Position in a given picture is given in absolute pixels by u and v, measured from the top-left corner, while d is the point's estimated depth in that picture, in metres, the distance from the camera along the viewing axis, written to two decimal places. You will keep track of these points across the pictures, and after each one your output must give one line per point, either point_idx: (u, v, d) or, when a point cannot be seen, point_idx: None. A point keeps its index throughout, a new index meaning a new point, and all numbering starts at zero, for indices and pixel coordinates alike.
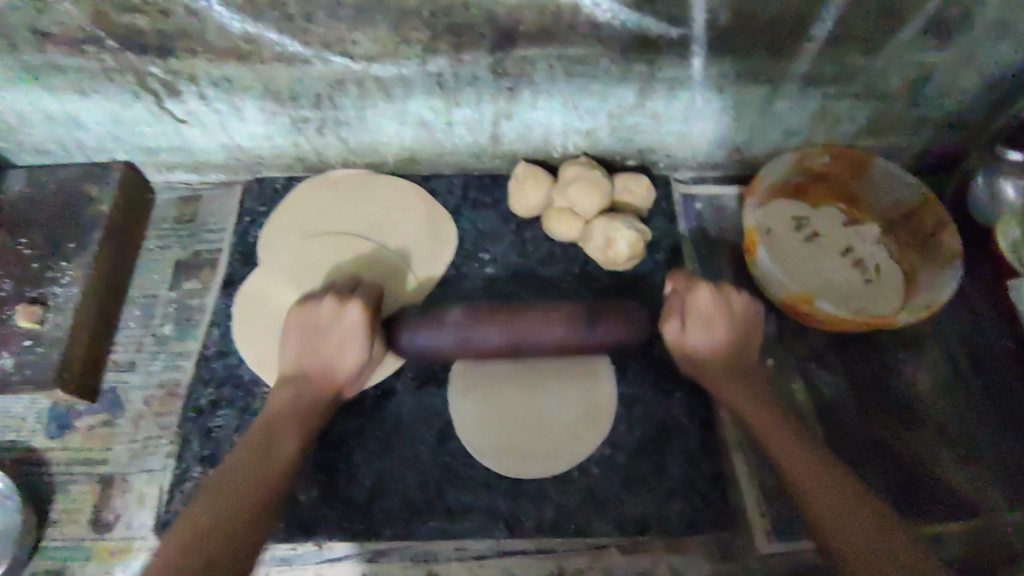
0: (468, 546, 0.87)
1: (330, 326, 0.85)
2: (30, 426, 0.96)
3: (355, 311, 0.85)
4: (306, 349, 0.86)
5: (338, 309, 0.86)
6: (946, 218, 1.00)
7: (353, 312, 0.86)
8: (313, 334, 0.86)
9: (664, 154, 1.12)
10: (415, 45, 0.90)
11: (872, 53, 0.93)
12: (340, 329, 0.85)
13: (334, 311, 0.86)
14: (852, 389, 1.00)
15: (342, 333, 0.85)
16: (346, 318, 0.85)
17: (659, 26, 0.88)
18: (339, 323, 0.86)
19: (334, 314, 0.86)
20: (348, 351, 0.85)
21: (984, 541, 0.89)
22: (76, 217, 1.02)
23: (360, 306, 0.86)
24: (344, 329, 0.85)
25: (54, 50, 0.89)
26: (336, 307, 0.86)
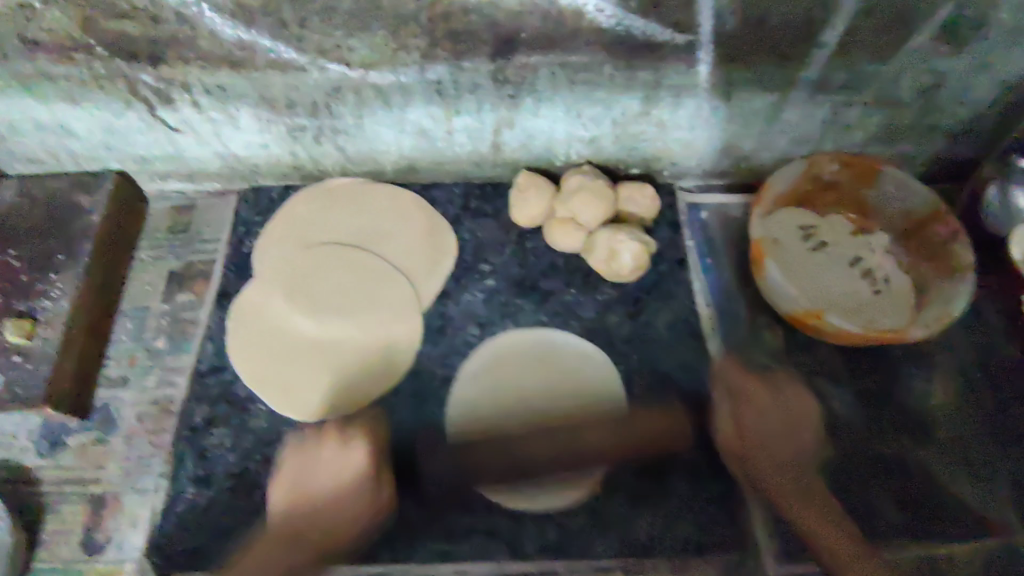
0: (469, 569, 0.84)
1: (330, 464, 0.77)
2: (20, 443, 0.94)
3: (357, 456, 0.76)
4: (302, 477, 0.77)
5: (338, 474, 0.76)
6: (959, 228, 0.98)
7: (356, 455, 0.76)
8: (307, 480, 0.77)
9: (669, 162, 1.10)
10: (414, 52, 0.87)
11: (884, 59, 0.90)
12: (339, 471, 0.76)
13: (337, 453, 0.77)
14: (863, 404, 0.98)
15: (340, 470, 0.76)
16: (348, 461, 0.77)
17: (665, 32, 0.86)
18: (337, 467, 0.76)
19: (335, 476, 0.76)
20: (342, 475, 0.76)
21: (998, 564, 0.87)
22: (67, 228, 1.00)
23: (366, 456, 0.76)
24: (339, 484, 0.76)
25: (42, 58, 0.87)
26: (337, 452, 0.77)
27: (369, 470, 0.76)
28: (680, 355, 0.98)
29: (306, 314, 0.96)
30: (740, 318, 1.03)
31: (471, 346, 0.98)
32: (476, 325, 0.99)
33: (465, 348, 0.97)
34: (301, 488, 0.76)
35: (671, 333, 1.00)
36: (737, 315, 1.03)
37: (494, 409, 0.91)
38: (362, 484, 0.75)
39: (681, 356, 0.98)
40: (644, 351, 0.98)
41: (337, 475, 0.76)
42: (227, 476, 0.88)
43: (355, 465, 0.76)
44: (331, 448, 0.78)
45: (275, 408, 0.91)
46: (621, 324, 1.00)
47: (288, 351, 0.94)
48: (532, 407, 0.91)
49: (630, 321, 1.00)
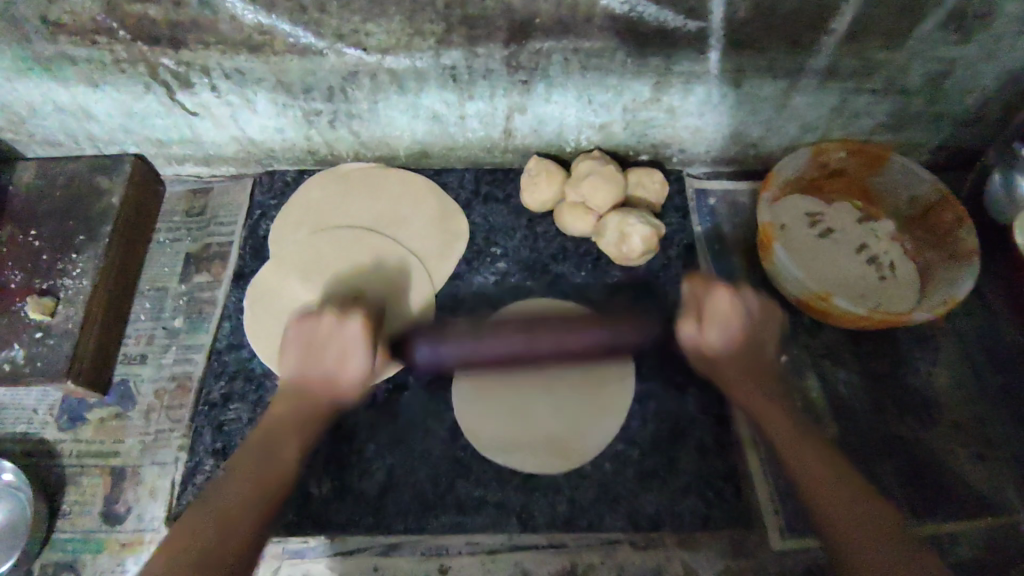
0: (480, 541, 0.86)
1: (330, 340, 0.83)
2: (41, 418, 0.96)
3: (353, 328, 0.82)
4: (304, 361, 0.83)
5: (337, 325, 0.83)
6: (964, 214, 0.99)
7: (355, 326, 0.82)
8: (312, 343, 0.83)
9: (678, 149, 1.11)
10: (430, 37, 0.89)
11: (892, 47, 0.92)
12: (342, 342, 0.82)
13: (337, 324, 0.83)
14: (867, 386, 0.99)
15: (343, 340, 0.82)
16: (347, 333, 0.82)
17: (676, 19, 0.87)
18: (340, 337, 0.82)
19: (340, 358, 0.82)
20: (348, 363, 0.82)
21: (1001, 543, 0.89)
22: (87, 209, 1.02)
23: (362, 322, 0.82)
24: (341, 344, 0.82)
25: (66, 41, 0.89)
26: (337, 319, 0.83)
27: (365, 337, 0.83)
28: None
29: (322, 294, 0.98)
30: None
31: None
32: (487, 307, 1.01)
33: None
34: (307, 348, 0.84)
35: None
36: None
37: (502, 378, 0.92)
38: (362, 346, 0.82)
39: None
40: (653, 333, 1.00)
41: (340, 353, 0.83)
42: None
43: (360, 359, 0.82)
44: (330, 318, 0.83)
45: None
46: (630, 307, 1.01)
47: None
48: (536, 379, 0.92)
49: (638, 303, 1.02)
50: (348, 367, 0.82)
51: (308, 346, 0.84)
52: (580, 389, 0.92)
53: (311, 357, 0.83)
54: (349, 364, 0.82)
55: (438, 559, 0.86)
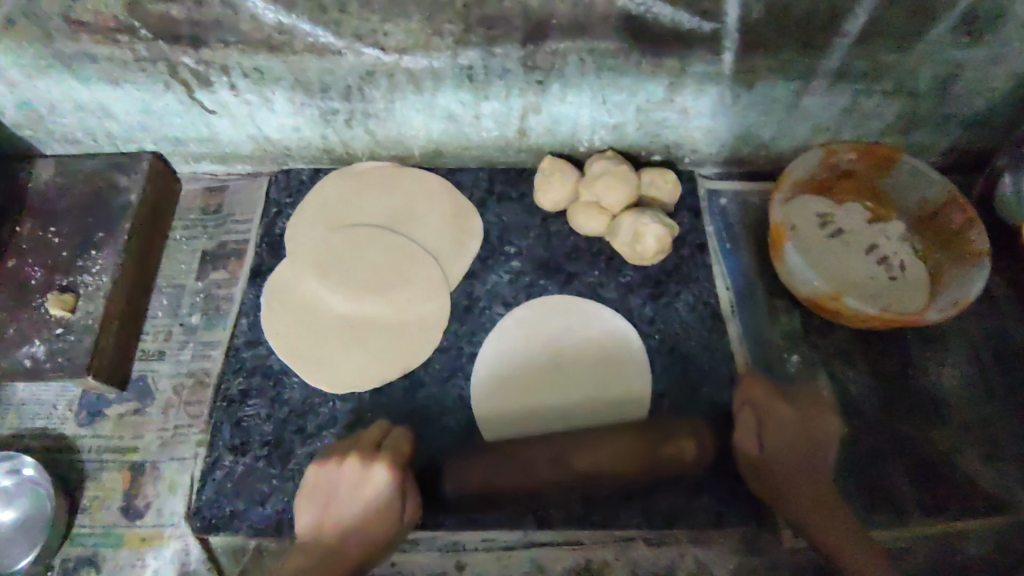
0: (496, 537, 0.88)
1: (356, 486, 0.82)
2: (60, 414, 0.97)
3: (381, 472, 0.82)
4: (329, 502, 0.83)
5: (359, 474, 0.82)
6: (974, 216, 1.00)
7: (381, 480, 0.81)
8: (335, 497, 0.83)
9: (690, 149, 1.12)
10: (448, 38, 0.89)
11: (906, 49, 0.93)
12: (366, 496, 0.81)
13: (359, 471, 0.83)
14: (877, 385, 1.00)
15: (372, 496, 0.81)
16: (374, 481, 0.82)
17: (692, 20, 0.89)
18: (361, 487, 0.82)
19: (356, 482, 0.82)
20: (368, 490, 0.81)
21: (1007, 541, 0.91)
22: (105, 206, 1.03)
23: (389, 467, 0.82)
24: (370, 502, 0.81)
25: (87, 39, 0.90)
26: (361, 470, 0.83)
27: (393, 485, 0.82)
28: (700, 336, 1.01)
29: (338, 292, 0.99)
30: (759, 301, 1.05)
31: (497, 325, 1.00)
32: (501, 305, 1.02)
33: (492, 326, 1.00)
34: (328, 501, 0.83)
35: (692, 315, 1.02)
36: (756, 299, 1.05)
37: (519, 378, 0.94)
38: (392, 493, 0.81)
39: (701, 337, 1.01)
40: (666, 332, 1.00)
41: (351, 496, 0.82)
42: (263, 445, 0.90)
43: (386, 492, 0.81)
44: (353, 466, 0.83)
45: (308, 380, 0.94)
46: (642, 306, 1.02)
47: (321, 327, 0.97)
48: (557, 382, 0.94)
49: (651, 302, 1.03)
50: (371, 497, 0.81)
51: (324, 504, 0.83)
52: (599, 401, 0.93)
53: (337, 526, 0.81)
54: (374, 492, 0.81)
55: (454, 555, 0.87)
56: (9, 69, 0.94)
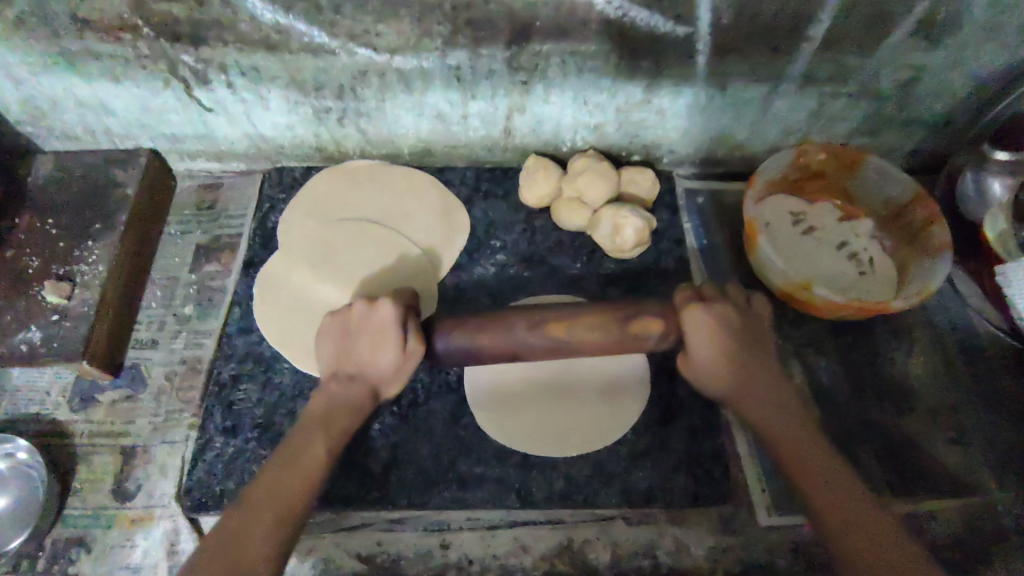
0: (480, 517, 0.91)
1: (364, 323, 0.81)
2: (53, 399, 0.99)
3: (386, 309, 0.80)
4: (342, 345, 0.83)
5: (369, 310, 0.82)
6: (936, 212, 1.05)
7: (386, 308, 0.80)
8: (351, 331, 0.82)
9: (668, 150, 1.17)
10: (437, 38, 0.94)
11: (867, 54, 0.99)
12: (373, 326, 0.81)
13: (367, 312, 0.81)
14: (848, 374, 1.04)
15: (379, 334, 0.80)
16: (377, 317, 0.81)
17: (667, 24, 0.93)
18: (370, 326, 0.81)
19: (365, 313, 0.82)
20: (382, 355, 0.80)
21: (977, 523, 0.94)
22: (102, 200, 1.06)
23: (393, 304, 0.80)
24: (377, 327, 0.80)
25: (91, 37, 0.94)
26: (370, 304, 0.82)
27: (399, 315, 0.80)
28: None
29: (328, 283, 1.02)
30: (734, 293, 1.10)
31: (482, 314, 1.04)
32: (487, 295, 1.06)
33: (478, 316, 1.04)
34: (341, 335, 0.83)
35: (670, 305, 1.07)
36: None
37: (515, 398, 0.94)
38: (394, 327, 0.79)
39: None
40: None
41: (373, 339, 0.80)
42: (253, 428, 0.92)
43: (390, 352, 0.80)
44: (361, 306, 0.82)
45: (298, 367, 0.96)
46: (623, 297, 1.07)
47: (312, 316, 1.00)
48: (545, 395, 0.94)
49: (631, 294, 1.07)
50: (378, 356, 0.80)
51: (342, 340, 0.83)
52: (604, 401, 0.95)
53: (347, 371, 0.82)
54: (379, 356, 0.80)
55: (440, 534, 0.91)
56: (15, 65, 0.98)
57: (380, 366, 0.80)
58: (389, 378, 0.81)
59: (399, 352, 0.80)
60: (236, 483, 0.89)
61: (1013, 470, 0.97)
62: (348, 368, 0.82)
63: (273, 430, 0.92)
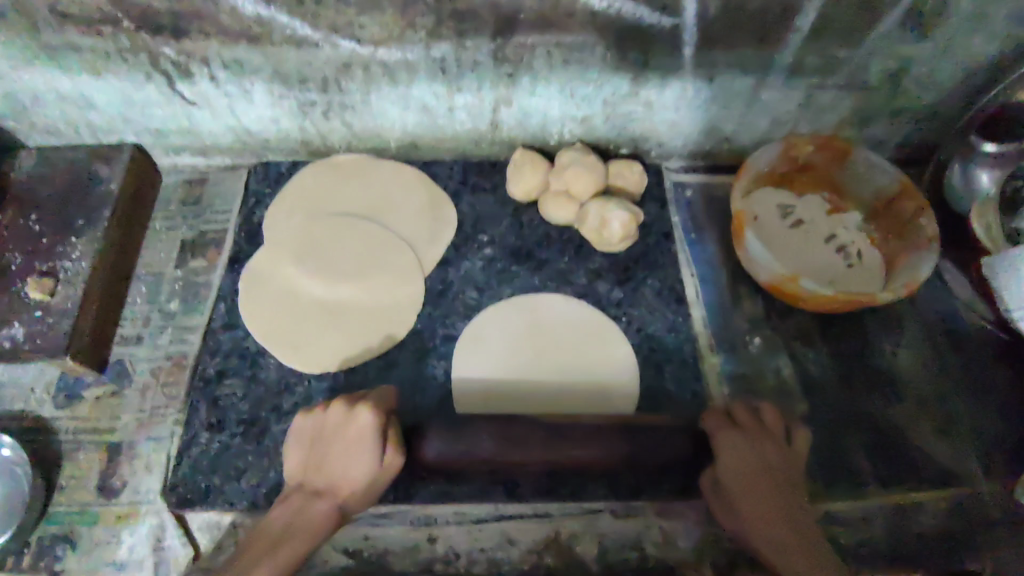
0: (467, 511, 0.90)
1: (338, 434, 0.80)
2: (38, 396, 0.98)
3: (365, 415, 0.80)
4: (312, 457, 0.81)
5: (345, 417, 0.81)
6: (923, 203, 1.06)
7: (364, 417, 0.80)
8: (319, 443, 0.82)
9: (656, 142, 1.17)
10: (420, 30, 0.94)
11: (853, 44, 0.98)
12: (351, 434, 0.79)
13: (343, 417, 0.81)
14: (836, 367, 1.04)
15: (357, 431, 0.79)
16: (357, 425, 0.80)
17: (652, 14, 0.92)
18: (346, 431, 0.80)
19: (342, 421, 0.81)
20: (356, 463, 0.78)
21: (965, 514, 0.96)
22: (85, 195, 1.05)
23: (373, 412, 0.80)
24: (355, 434, 0.79)
25: (72, 31, 0.93)
26: (343, 414, 0.81)
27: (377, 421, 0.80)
28: (666, 317, 1.05)
29: (314, 278, 1.02)
30: (722, 286, 1.10)
31: (470, 308, 1.04)
32: (474, 289, 1.05)
33: (465, 309, 1.03)
34: (312, 445, 0.82)
35: (657, 298, 1.07)
36: (719, 284, 1.10)
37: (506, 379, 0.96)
38: (373, 439, 0.78)
39: (667, 318, 1.05)
40: (632, 315, 1.04)
41: (347, 447, 0.79)
42: (239, 423, 0.92)
43: (368, 455, 0.78)
44: (338, 410, 0.82)
45: (284, 362, 0.96)
46: (610, 290, 1.06)
47: (298, 310, 1.00)
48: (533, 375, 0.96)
49: (618, 287, 1.07)
50: (353, 466, 0.78)
51: (314, 440, 0.82)
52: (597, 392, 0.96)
53: (319, 470, 0.80)
54: (355, 466, 0.78)
55: (426, 528, 0.90)
56: None
57: (353, 477, 0.78)
58: (360, 487, 0.78)
59: (375, 468, 0.78)
60: (221, 479, 0.88)
61: (1001, 460, 0.96)
62: (320, 472, 0.80)
63: (259, 426, 0.92)
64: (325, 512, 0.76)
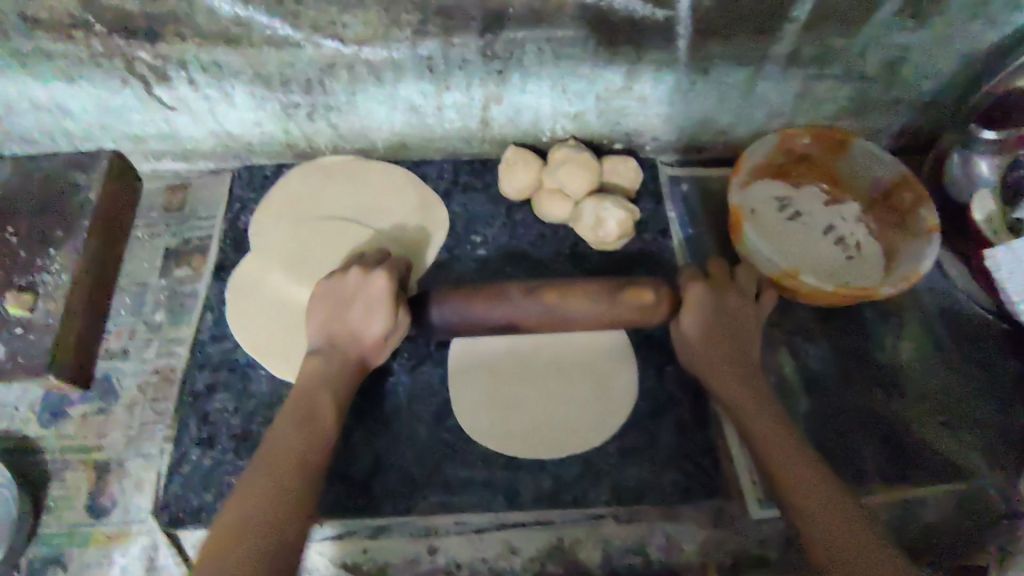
0: (468, 521, 0.88)
1: (357, 293, 0.85)
2: (22, 415, 0.95)
3: (381, 281, 0.84)
4: (333, 311, 0.87)
5: (364, 278, 0.86)
6: (923, 195, 1.05)
7: (380, 280, 0.85)
8: (339, 305, 0.86)
9: (651, 137, 1.14)
10: (406, 27, 0.91)
11: (851, 33, 0.96)
12: (364, 295, 0.85)
13: (361, 280, 0.86)
14: (838, 360, 1.03)
15: (370, 290, 0.85)
16: (375, 287, 0.85)
17: (645, 7, 0.90)
18: (364, 289, 0.85)
19: (361, 279, 0.86)
20: (372, 320, 0.84)
21: (968, 506, 0.93)
22: (64, 205, 1.02)
23: (388, 279, 0.84)
24: (372, 296, 0.84)
25: (42, 36, 0.89)
26: (362, 277, 0.86)
27: (393, 291, 0.84)
28: None
29: (303, 285, 0.99)
30: None
31: (464, 312, 1.01)
32: None
33: None
34: (331, 308, 0.87)
35: None
36: None
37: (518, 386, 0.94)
38: (387, 297, 0.84)
39: None
40: None
41: (365, 308, 0.85)
42: (231, 438, 0.90)
43: (381, 322, 0.84)
44: (355, 274, 0.87)
45: (275, 373, 0.93)
46: None
47: (289, 319, 0.97)
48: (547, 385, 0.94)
49: None
50: (369, 325, 0.84)
51: (333, 304, 0.87)
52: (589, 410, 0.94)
53: (339, 333, 0.86)
54: (370, 324, 0.84)
55: (426, 539, 0.87)
56: None
57: (368, 338, 0.85)
58: (377, 344, 0.85)
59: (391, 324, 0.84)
60: (214, 496, 0.86)
61: (1005, 453, 0.96)
62: (339, 345, 0.85)
63: (251, 440, 0.89)
64: (346, 339, 0.86)
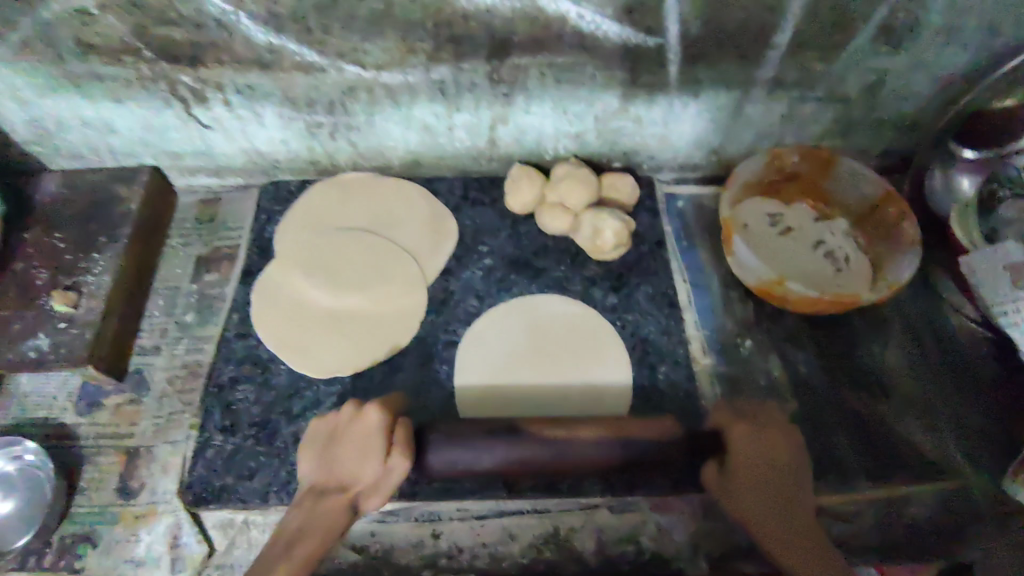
0: (469, 508, 0.94)
1: (350, 435, 0.78)
2: (60, 404, 1.04)
3: (373, 415, 0.78)
4: (325, 458, 0.78)
5: (356, 417, 0.79)
6: (906, 208, 1.11)
7: (373, 415, 0.79)
8: (334, 442, 0.79)
9: (648, 156, 1.22)
10: (420, 55, 1.00)
11: (830, 58, 1.04)
12: (359, 438, 0.78)
13: (355, 417, 0.79)
14: (825, 365, 1.08)
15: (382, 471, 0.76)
16: (367, 423, 0.78)
17: (637, 36, 0.99)
18: (354, 431, 0.78)
19: (352, 421, 0.79)
20: (366, 460, 0.76)
21: (951, 505, 0.96)
22: (107, 214, 1.12)
23: (382, 412, 0.79)
24: (364, 433, 0.77)
25: (96, 60, 1.00)
26: (354, 413, 0.80)
27: (386, 424, 0.78)
28: (659, 322, 1.09)
29: (322, 288, 1.07)
30: (713, 292, 1.14)
31: (470, 315, 1.08)
32: (474, 298, 1.10)
33: (465, 316, 1.08)
34: (326, 446, 0.80)
35: (652, 303, 1.11)
36: (711, 289, 1.14)
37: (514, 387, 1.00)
38: (377, 438, 0.77)
39: (661, 323, 1.09)
40: (627, 319, 1.09)
41: (359, 450, 0.77)
42: (251, 426, 0.97)
43: (373, 462, 0.76)
44: (348, 410, 0.80)
45: (295, 367, 1.01)
46: (606, 296, 1.11)
47: (308, 318, 1.05)
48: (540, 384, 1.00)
49: (613, 293, 1.11)
50: (360, 465, 0.76)
51: (326, 445, 0.80)
52: (585, 397, 1.00)
53: (329, 475, 0.77)
54: (362, 466, 0.76)
55: (430, 524, 0.95)
56: (24, 88, 1.04)
57: (365, 480, 0.76)
58: (373, 488, 0.76)
59: (386, 467, 0.76)
60: (235, 478, 0.92)
61: (988, 454, 0.99)
62: (331, 472, 0.77)
63: (270, 428, 0.96)
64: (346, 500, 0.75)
